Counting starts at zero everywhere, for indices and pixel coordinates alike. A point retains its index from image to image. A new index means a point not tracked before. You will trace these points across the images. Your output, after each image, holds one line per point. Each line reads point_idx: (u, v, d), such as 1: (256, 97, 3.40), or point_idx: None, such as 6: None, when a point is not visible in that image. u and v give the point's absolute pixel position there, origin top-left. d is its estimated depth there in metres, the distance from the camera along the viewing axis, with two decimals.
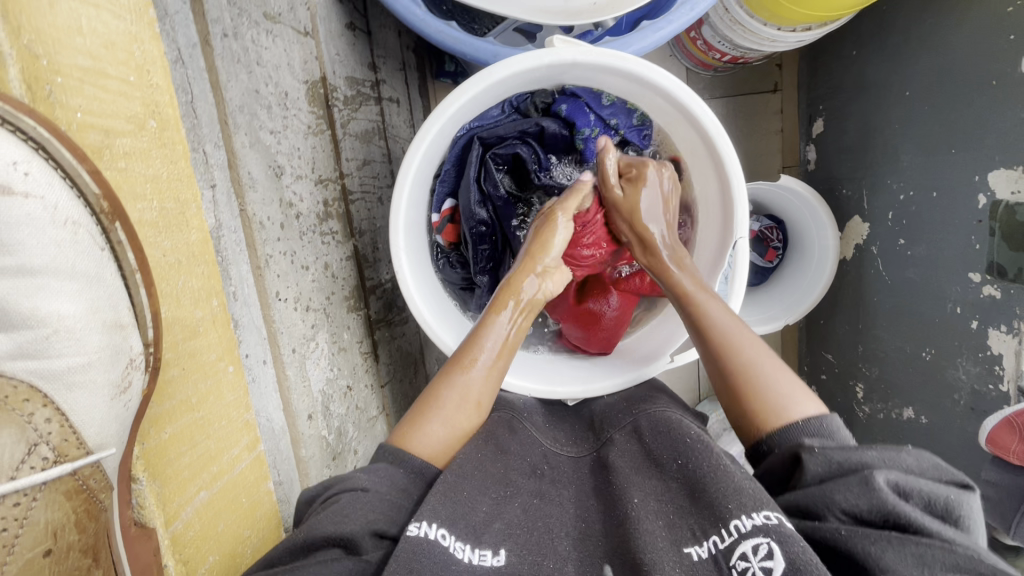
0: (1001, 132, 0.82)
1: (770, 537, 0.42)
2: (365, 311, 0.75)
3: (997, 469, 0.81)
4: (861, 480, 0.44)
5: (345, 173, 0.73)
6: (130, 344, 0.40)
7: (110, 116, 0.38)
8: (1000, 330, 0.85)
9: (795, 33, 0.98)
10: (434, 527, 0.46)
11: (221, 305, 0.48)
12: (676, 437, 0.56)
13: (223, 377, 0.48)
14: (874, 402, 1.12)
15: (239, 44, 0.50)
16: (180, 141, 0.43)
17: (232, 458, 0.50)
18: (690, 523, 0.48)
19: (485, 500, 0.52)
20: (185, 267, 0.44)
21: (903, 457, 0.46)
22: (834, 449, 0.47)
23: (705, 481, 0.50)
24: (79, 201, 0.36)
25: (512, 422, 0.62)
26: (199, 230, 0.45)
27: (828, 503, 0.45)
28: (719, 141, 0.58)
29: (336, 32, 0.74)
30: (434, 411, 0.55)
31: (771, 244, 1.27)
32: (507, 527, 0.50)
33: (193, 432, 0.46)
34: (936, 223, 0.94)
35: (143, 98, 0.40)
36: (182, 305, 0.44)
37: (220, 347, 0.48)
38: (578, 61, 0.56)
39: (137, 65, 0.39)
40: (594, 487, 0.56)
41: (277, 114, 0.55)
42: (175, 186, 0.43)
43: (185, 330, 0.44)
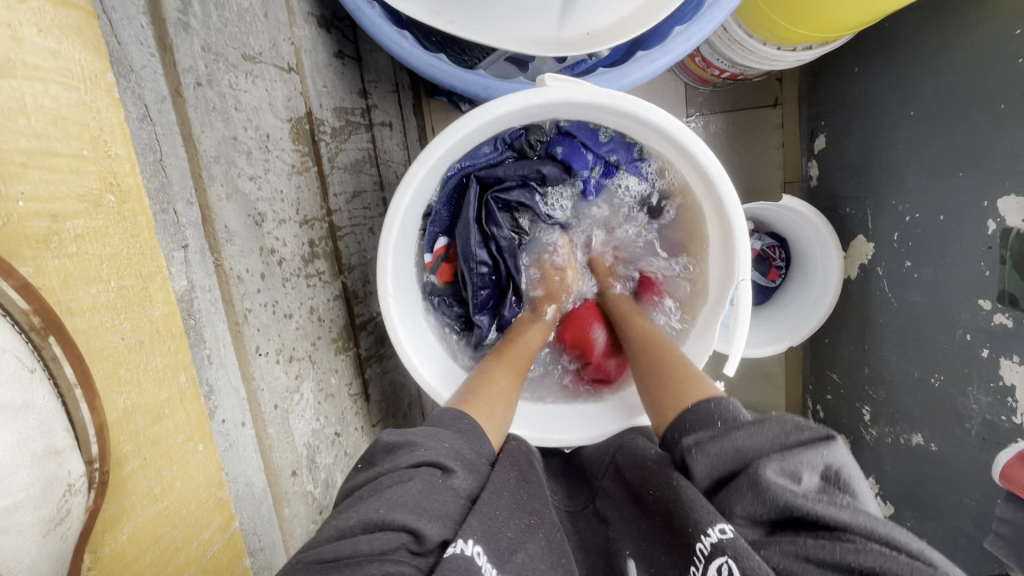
0: (1010, 157, 0.79)
1: (726, 554, 0.38)
2: (354, 350, 0.73)
3: (1013, 506, 0.78)
4: (749, 482, 0.40)
5: (334, 209, 0.71)
6: (69, 467, 0.33)
7: (59, 198, 0.35)
8: (1012, 360, 0.82)
9: (796, 53, 0.96)
10: (470, 543, 0.41)
11: (189, 380, 0.46)
12: (645, 465, 0.52)
13: (191, 458, 0.46)
14: (881, 426, 1.10)
15: (214, 92, 0.48)
16: (142, 211, 0.41)
17: (201, 543, 0.48)
18: (671, 563, 0.43)
19: (511, 524, 0.46)
20: (147, 347, 0.42)
21: (769, 427, 0.43)
22: (708, 442, 0.45)
23: (669, 505, 0.45)
24: (7, 320, 0.30)
25: (530, 454, 0.57)
26: (163, 304, 0.43)
27: (728, 513, 0.41)
28: (719, 181, 0.56)
29: (323, 63, 0.72)
30: (476, 415, 0.55)
31: (773, 264, 1.25)
32: (528, 560, 0.45)
33: (156, 526, 0.43)
34: (944, 246, 0.91)
35: (98, 172, 0.37)
36: (145, 390, 0.42)
37: (188, 426, 0.46)
38: (571, 101, 0.54)
39: (92, 137, 0.37)
40: (594, 545, 0.54)
41: (258, 158, 0.53)
42: (136, 262, 0.40)
43: (148, 416, 0.42)
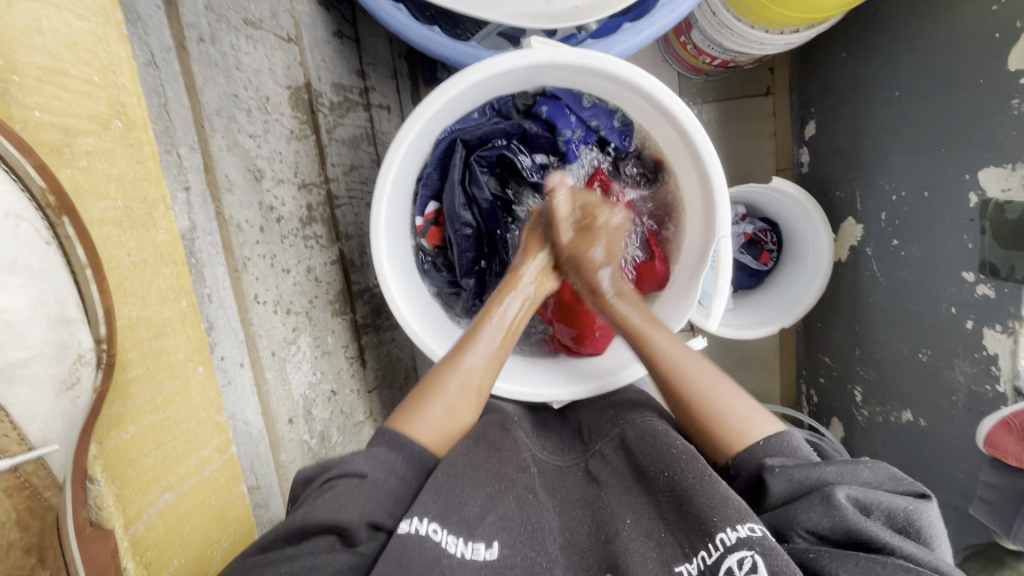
0: (990, 131, 0.81)
1: (754, 550, 0.42)
2: (351, 316, 0.75)
3: (997, 471, 0.80)
4: (822, 498, 0.45)
5: (331, 178, 0.73)
6: (79, 339, 0.36)
7: (72, 115, 0.37)
8: (995, 329, 0.83)
9: (783, 36, 0.99)
10: (425, 522, 0.46)
11: (190, 305, 0.47)
12: (662, 447, 0.55)
13: (192, 378, 0.47)
14: (873, 405, 1.11)
15: (216, 49, 0.51)
16: (148, 141, 0.43)
17: (201, 459, 0.49)
18: (678, 539, 0.47)
19: (479, 494, 0.51)
20: (151, 267, 0.43)
21: (862, 472, 0.48)
22: (794, 468, 0.48)
23: (691, 493, 0.49)
24: (24, 194, 0.33)
25: (504, 423, 0.61)
26: (167, 230, 0.45)
27: (792, 522, 0.46)
28: (700, 143, 0.58)
29: (322, 39, 0.74)
30: (439, 394, 0.57)
31: (765, 247, 1.26)
32: (500, 521, 0.49)
33: (158, 433, 0.45)
34: (929, 222, 0.93)
35: (108, 99, 0.40)
36: (149, 305, 0.43)
37: (189, 347, 0.47)
38: (555, 62, 0.56)
39: (102, 66, 0.39)
40: (582, 500, 0.55)
41: (257, 118, 0.55)
42: (142, 186, 0.42)
43: (151, 330, 0.43)
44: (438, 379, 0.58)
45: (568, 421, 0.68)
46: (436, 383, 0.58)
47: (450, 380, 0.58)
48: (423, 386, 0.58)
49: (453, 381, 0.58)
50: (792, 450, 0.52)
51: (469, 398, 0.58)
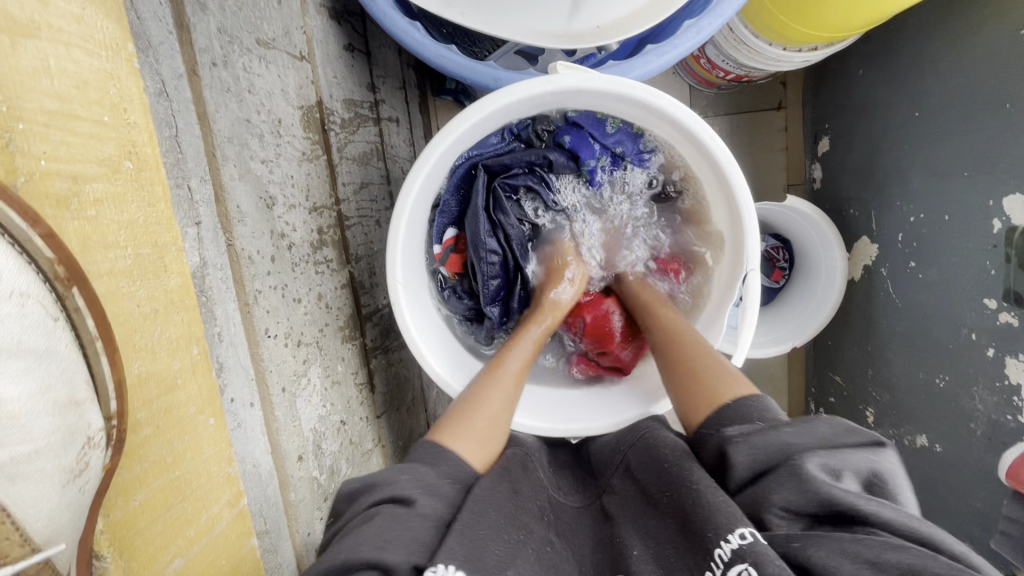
0: (1015, 157, 0.79)
1: (747, 562, 0.40)
2: (360, 340, 0.73)
3: (1020, 506, 0.78)
4: (790, 473, 0.43)
5: (342, 199, 0.71)
6: (89, 421, 0.34)
7: (79, 160, 0.35)
8: (1018, 359, 0.81)
9: (801, 53, 0.97)
10: (451, 569, 0.42)
11: (202, 352, 0.45)
12: (660, 467, 0.53)
13: (202, 432, 0.45)
14: (885, 428, 1.10)
15: (229, 73, 0.49)
16: (160, 180, 0.41)
17: (211, 517, 0.47)
18: (685, 562, 0.45)
19: (499, 542, 0.47)
20: (161, 315, 0.41)
21: (818, 428, 0.46)
22: (757, 436, 0.47)
23: (688, 512, 0.47)
24: (30, 268, 0.31)
25: (526, 461, 0.57)
26: (178, 275, 0.42)
27: (765, 503, 0.43)
28: (730, 170, 0.56)
29: (334, 55, 0.72)
30: (480, 406, 0.58)
31: (777, 265, 1.25)
32: (519, 571, 0.46)
33: (167, 495, 0.43)
34: (950, 246, 0.91)
35: (119, 139, 0.38)
36: (158, 359, 0.41)
37: (200, 399, 0.45)
38: (583, 88, 0.54)
39: (113, 104, 0.37)
40: (599, 543, 0.54)
41: (269, 142, 0.53)
42: (153, 231, 0.40)
43: (161, 385, 0.42)
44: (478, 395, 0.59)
45: (580, 459, 0.66)
46: (462, 417, 0.57)
47: (493, 395, 0.59)
48: (461, 403, 0.59)
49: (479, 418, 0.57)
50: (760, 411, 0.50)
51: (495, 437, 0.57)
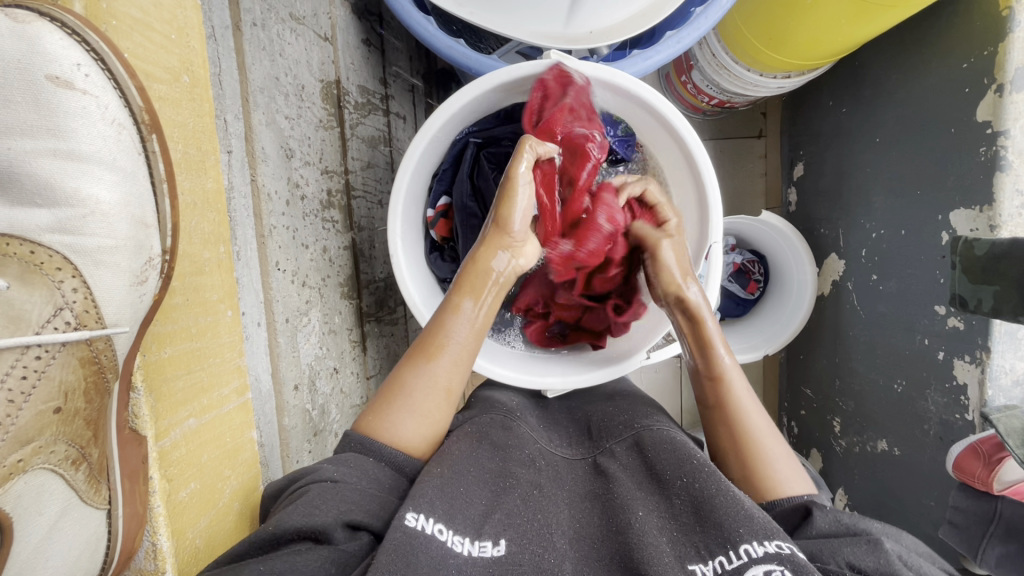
0: (959, 174, 0.88)
1: (784, 565, 0.41)
2: (357, 302, 0.78)
3: (964, 495, 0.83)
4: (869, 542, 0.46)
5: (350, 170, 0.77)
6: (151, 244, 0.43)
7: (151, 63, 0.43)
8: (964, 360, 0.88)
9: (776, 80, 1.06)
10: (430, 521, 0.46)
11: (226, 252, 0.52)
12: (680, 454, 0.55)
13: (221, 318, 0.51)
14: (850, 436, 1.15)
15: (265, 35, 0.56)
16: (208, 98, 0.48)
17: (222, 397, 0.52)
18: (695, 541, 0.47)
19: (484, 493, 0.52)
20: (199, 210, 0.48)
21: (903, 540, 0.50)
22: (842, 512, 0.50)
23: (711, 501, 0.48)
24: (126, 108, 0.41)
25: (506, 422, 0.62)
26: (215, 179, 0.49)
27: (834, 552, 0.45)
28: (698, 155, 0.64)
29: (353, 44, 0.80)
30: (405, 398, 0.54)
31: (752, 277, 1.32)
32: (506, 519, 0.49)
33: (190, 360, 0.48)
34: (905, 259, 0.99)
35: (180, 55, 0.45)
36: (193, 244, 0.48)
37: (222, 290, 0.51)
38: (571, 72, 0.62)
39: (179, 27, 0.45)
40: (590, 493, 0.56)
41: (293, 102, 0.60)
42: (198, 137, 0.47)
43: (193, 266, 0.48)
44: (404, 383, 0.55)
45: (574, 417, 0.71)
46: (402, 385, 0.55)
47: (416, 390, 0.54)
48: (389, 386, 0.55)
49: (419, 385, 0.54)
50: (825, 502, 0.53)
51: (437, 401, 0.55)
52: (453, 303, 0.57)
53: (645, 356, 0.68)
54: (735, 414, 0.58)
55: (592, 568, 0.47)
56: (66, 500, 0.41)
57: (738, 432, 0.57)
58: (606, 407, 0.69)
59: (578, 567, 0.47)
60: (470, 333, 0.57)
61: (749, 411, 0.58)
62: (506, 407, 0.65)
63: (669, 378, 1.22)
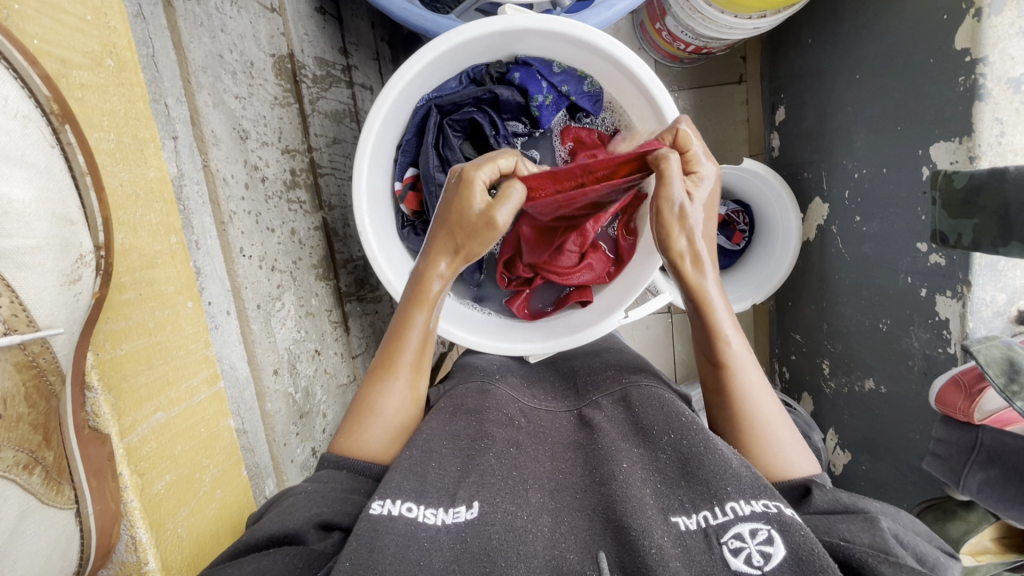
0: (940, 106, 0.85)
1: (771, 525, 0.43)
2: (334, 282, 0.77)
3: (946, 427, 0.84)
4: (866, 520, 0.45)
5: (315, 148, 0.76)
6: (81, 241, 0.41)
7: (66, 48, 0.40)
8: (946, 295, 0.88)
9: (751, 20, 1.03)
10: (397, 503, 0.46)
11: (179, 243, 0.50)
12: (669, 412, 0.56)
13: (181, 310, 0.50)
14: (839, 376, 1.17)
15: (202, 9, 0.53)
16: (138, 83, 0.46)
17: (191, 388, 0.52)
18: (679, 494, 0.48)
19: (455, 462, 0.52)
20: (142, 200, 0.47)
21: (901, 516, 0.49)
22: (842, 492, 0.48)
23: (699, 458, 0.49)
24: (30, 100, 0.37)
25: (484, 385, 0.64)
26: (157, 168, 0.48)
27: (828, 529, 0.45)
28: (667, 110, 0.62)
29: (305, 14, 0.76)
30: (377, 418, 0.54)
31: (737, 228, 1.32)
32: (480, 481, 0.50)
33: (150, 355, 0.48)
34: (886, 198, 0.98)
35: (100, 37, 0.42)
36: (140, 236, 0.46)
37: (179, 282, 0.50)
38: (528, 28, 0.59)
39: (94, 7, 0.42)
40: (573, 443, 0.57)
41: (242, 80, 0.58)
42: (132, 124, 0.45)
43: (143, 259, 0.47)
44: (374, 405, 0.54)
45: (559, 373, 0.72)
46: (371, 407, 0.54)
47: (387, 407, 0.55)
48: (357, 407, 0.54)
49: (390, 405, 0.55)
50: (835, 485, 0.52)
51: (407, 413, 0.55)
52: (408, 318, 0.56)
53: (623, 315, 0.68)
54: (738, 403, 0.54)
55: (570, 516, 0.48)
56: (24, 504, 0.38)
57: (747, 419, 0.53)
58: (592, 360, 0.71)
59: (557, 518, 0.47)
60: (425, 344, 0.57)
61: (754, 397, 0.54)
62: (485, 369, 0.67)
63: (660, 333, 1.23)
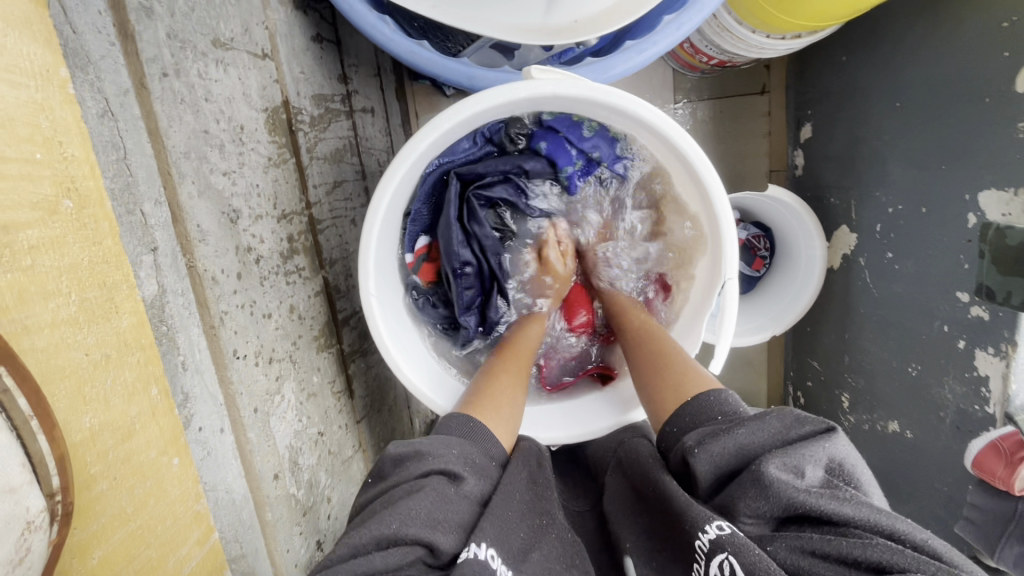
0: (990, 151, 0.79)
1: (727, 551, 0.38)
2: (337, 346, 0.70)
3: (982, 493, 0.82)
4: (752, 480, 0.40)
5: (313, 202, 0.65)
6: (29, 504, 0.31)
7: (10, 207, 0.31)
8: (987, 351, 0.83)
9: (784, 41, 0.94)
10: (484, 547, 0.42)
11: (161, 392, 0.43)
12: (642, 460, 0.52)
13: (166, 472, 0.44)
14: (859, 413, 1.10)
15: (183, 82, 0.46)
16: (105, 216, 0.37)
17: (181, 558, 0.46)
18: (674, 557, 0.44)
19: (523, 525, 0.47)
20: (116, 360, 0.39)
21: (769, 423, 0.43)
22: (711, 440, 0.44)
23: (666, 501, 0.46)
24: None
25: (540, 455, 0.57)
26: (131, 315, 0.40)
27: (734, 512, 0.41)
28: (708, 179, 0.56)
29: (301, 47, 0.65)
30: (495, 398, 0.58)
31: (758, 253, 1.23)
32: (543, 559, 0.46)
33: (131, 545, 0.41)
34: (925, 238, 0.91)
35: (54, 176, 0.34)
36: (113, 408, 0.39)
37: (161, 441, 0.44)
38: (557, 94, 0.53)
39: (45, 138, 0.33)
40: (606, 549, 0.54)
41: (232, 152, 0.51)
42: (100, 271, 0.37)
43: (118, 434, 0.39)
44: (492, 390, 0.59)
45: (585, 468, 0.66)
46: (491, 390, 0.59)
47: (506, 394, 0.59)
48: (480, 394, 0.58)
49: (505, 390, 0.59)
50: (734, 409, 0.47)
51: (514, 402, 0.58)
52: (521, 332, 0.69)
53: None
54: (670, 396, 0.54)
55: None
56: None
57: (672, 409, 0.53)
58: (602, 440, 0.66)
59: None
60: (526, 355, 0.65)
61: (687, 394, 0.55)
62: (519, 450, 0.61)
63: None
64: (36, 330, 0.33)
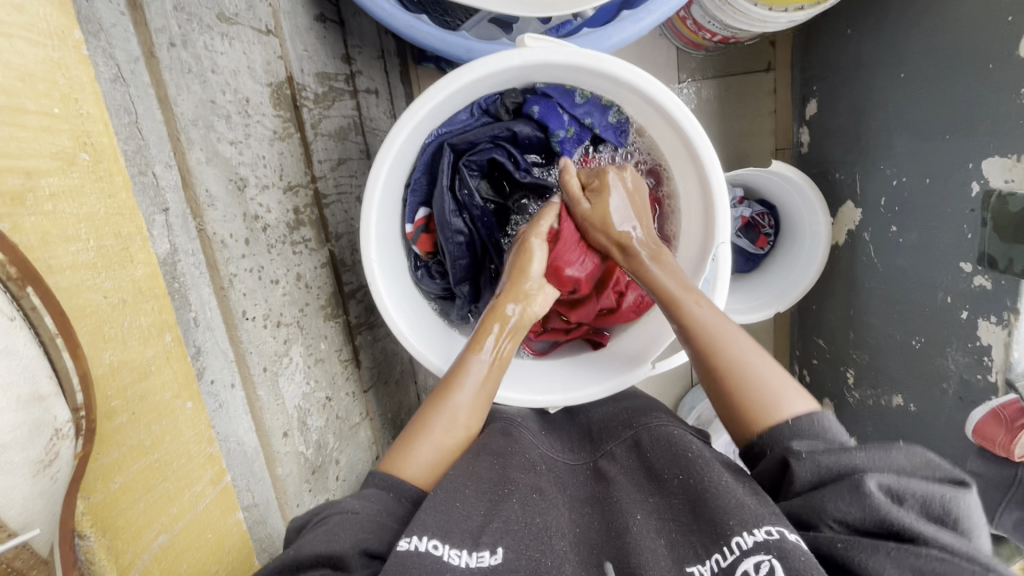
0: (999, 117, 0.77)
1: (771, 554, 0.41)
2: (344, 317, 0.72)
3: (984, 461, 0.82)
4: (852, 487, 0.44)
5: (319, 176, 0.67)
6: (56, 414, 0.35)
7: (33, 154, 0.34)
8: (990, 321, 0.82)
9: (787, 14, 0.93)
10: (425, 538, 0.45)
11: (175, 339, 0.46)
12: (676, 451, 0.54)
13: (180, 414, 0.47)
14: (864, 388, 1.10)
15: (190, 53, 0.48)
16: (118, 170, 0.40)
17: (195, 495, 0.50)
18: (692, 540, 0.46)
19: (481, 503, 0.50)
20: (130, 306, 0.42)
21: (896, 457, 0.46)
22: (823, 452, 0.46)
23: (707, 496, 0.48)
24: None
25: (507, 428, 0.60)
26: (145, 264, 0.43)
27: (820, 512, 0.44)
28: (701, 147, 0.57)
29: (305, 27, 0.66)
30: (427, 434, 0.55)
31: (762, 230, 1.20)
32: (504, 526, 0.48)
33: (148, 477, 0.45)
34: (928, 211, 0.91)
35: (71, 130, 0.36)
36: (130, 347, 0.42)
37: (175, 385, 0.47)
38: (549, 62, 0.54)
39: (62, 95, 0.36)
40: (589, 496, 0.55)
41: (238, 123, 0.53)
42: (115, 221, 0.40)
43: (135, 372, 0.43)
44: (426, 422, 0.56)
45: (576, 423, 0.68)
46: (423, 422, 0.56)
47: (437, 427, 0.55)
48: (411, 426, 0.56)
49: (441, 420, 0.56)
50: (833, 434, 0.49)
51: (458, 436, 0.56)
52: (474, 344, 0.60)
53: (650, 367, 0.63)
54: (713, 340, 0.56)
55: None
56: None
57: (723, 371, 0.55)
58: (607, 406, 0.67)
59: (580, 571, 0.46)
60: (489, 370, 0.59)
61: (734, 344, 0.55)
62: (510, 415, 0.63)
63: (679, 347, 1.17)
64: (59, 271, 0.36)
